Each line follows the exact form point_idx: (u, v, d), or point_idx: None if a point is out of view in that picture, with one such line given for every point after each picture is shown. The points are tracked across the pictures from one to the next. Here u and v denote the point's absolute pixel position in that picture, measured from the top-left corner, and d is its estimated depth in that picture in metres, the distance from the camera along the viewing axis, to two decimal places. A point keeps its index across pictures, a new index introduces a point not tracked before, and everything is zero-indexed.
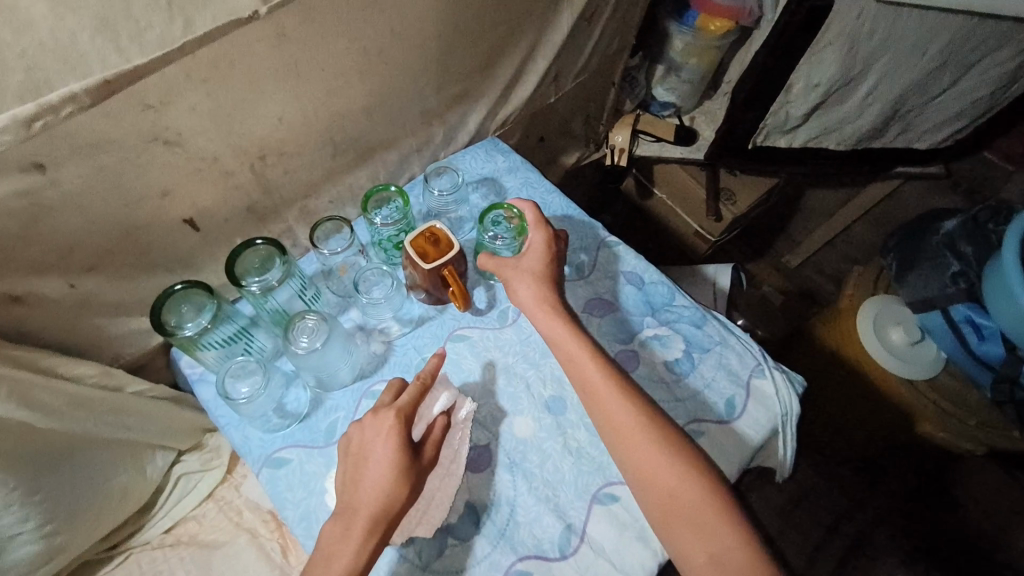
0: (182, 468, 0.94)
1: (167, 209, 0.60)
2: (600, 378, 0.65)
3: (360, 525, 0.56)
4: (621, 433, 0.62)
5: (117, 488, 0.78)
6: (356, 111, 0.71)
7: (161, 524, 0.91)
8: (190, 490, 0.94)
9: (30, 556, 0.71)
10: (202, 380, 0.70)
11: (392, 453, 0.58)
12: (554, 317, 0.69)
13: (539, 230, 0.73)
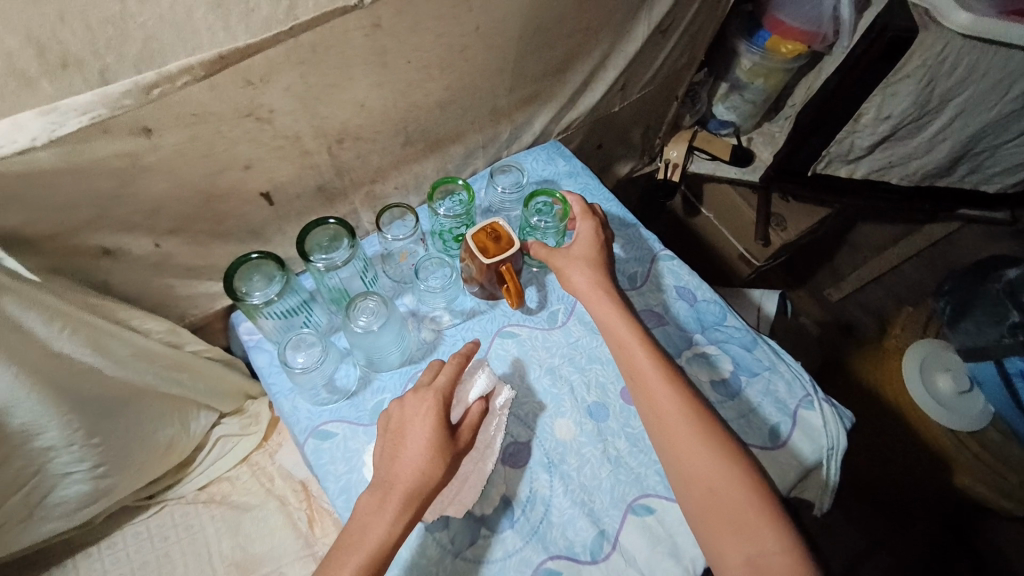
0: (221, 430, 0.96)
1: (248, 181, 0.62)
2: (648, 368, 0.65)
3: (397, 491, 0.57)
4: (664, 427, 0.62)
5: (163, 440, 0.82)
6: (432, 103, 0.73)
7: (197, 482, 0.94)
8: (227, 452, 0.96)
9: (80, 494, 0.76)
10: (259, 346, 0.73)
11: (430, 431, 0.60)
12: (606, 302, 0.70)
13: (585, 219, 0.75)
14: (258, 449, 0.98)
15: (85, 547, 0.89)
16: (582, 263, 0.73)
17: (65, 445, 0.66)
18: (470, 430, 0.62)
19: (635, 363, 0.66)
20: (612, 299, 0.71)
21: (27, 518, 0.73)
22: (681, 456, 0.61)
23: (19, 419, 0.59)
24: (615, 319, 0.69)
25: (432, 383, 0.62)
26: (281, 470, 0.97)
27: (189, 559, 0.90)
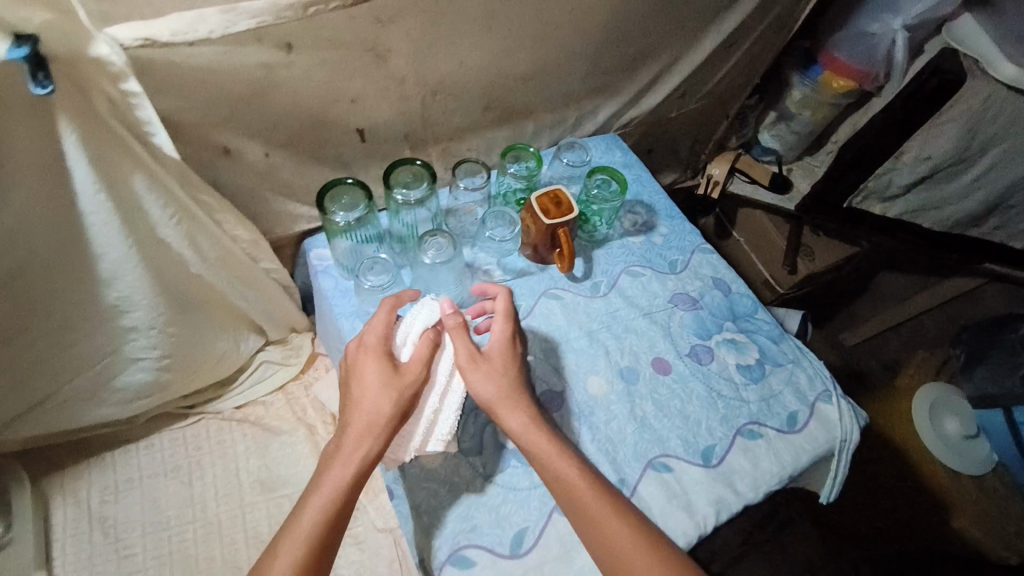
0: (265, 356, 1.00)
1: (351, 114, 0.69)
2: (551, 449, 0.61)
3: (347, 463, 0.57)
4: (574, 499, 0.59)
5: (217, 351, 0.88)
6: (517, 75, 0.80)
7: (236, 400, 0.99)
8: (266, 378, 1.01)
9: (141, 384, 0.82)
10: (325, 272, 0.78)
11: (379, 378, 0.60)
12: (517, 408, 0.62)
13: (502, 322, 0.66)
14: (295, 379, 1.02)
15: (126, 443, 0.95)
16: (491, 371, 0.63)
17: (143, 329, 0.73)
18: (418, 368, 0.62)
19: (533, 426, 0.62)
20: (516, 377, 0.64)
21: (90, 398, 0.80)
22: (593, 522, 0.57)
23: (116, 291, 0.67)
24: (514, 402, 0.63)
25: (370, 336, 0.62)
26: (314, 401, 1.01)
27: (219, 470, 0.95)
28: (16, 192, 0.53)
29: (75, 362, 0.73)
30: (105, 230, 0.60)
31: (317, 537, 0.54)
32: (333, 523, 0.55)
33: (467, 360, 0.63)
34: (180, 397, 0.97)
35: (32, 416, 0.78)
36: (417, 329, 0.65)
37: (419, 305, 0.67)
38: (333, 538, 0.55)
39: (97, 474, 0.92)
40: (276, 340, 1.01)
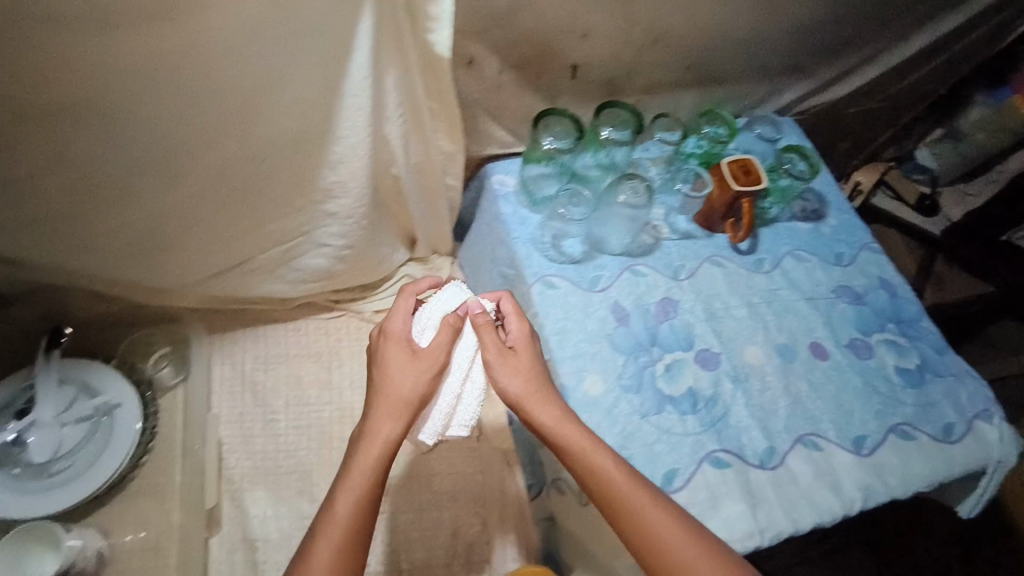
0: (409, 271, 1.06)
1: (577, 47, 0.73)
2: (586, 444, 0.59)
3: (373, 448, 0.58)
4: (608, 498, 0.57)
5: (380, 254, 0.93)
6: (728, 38, 0.81)
7: (376, 305, 1.05)
8: (406, 291, 1.06)
9: (316, 269, 0.88)
10: (506, 198, 0.82)
11: (405, 360, 0.62)
12: (546, 403, 0.61)
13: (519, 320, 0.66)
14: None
15: (277, 322, 1.03)
16: (520, 366, 0.63)
17: (341, 216, 0.79)
18: (439, 351, 0.63)
19: (561, 418, 0.61)
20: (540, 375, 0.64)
21: (271, 271, 0.87)
22: (634, 525, 0.56)
23: (336, 172, 0.72)
24: (540, 396, 0.62)
25: (394, 323, 0.64)
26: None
27: (356, 364, 1.02)
28: (293, 58, 0.59)
29: (274, 236, 0.80)
30: (353, 113, 0.65)
31: (354, 524, 0.55)
32: (368, 508, 0.56)
33: (494, 358, 0.63)
34: (329, 292, 1.04)
35: (223, 277, 0.86)
36: (442, 310, 0.67)
37: (440, 292, 0.69)
38: (368, 525, 0.56)
39: (252, 344, 1.01)
40: (420, 259, 1.06)
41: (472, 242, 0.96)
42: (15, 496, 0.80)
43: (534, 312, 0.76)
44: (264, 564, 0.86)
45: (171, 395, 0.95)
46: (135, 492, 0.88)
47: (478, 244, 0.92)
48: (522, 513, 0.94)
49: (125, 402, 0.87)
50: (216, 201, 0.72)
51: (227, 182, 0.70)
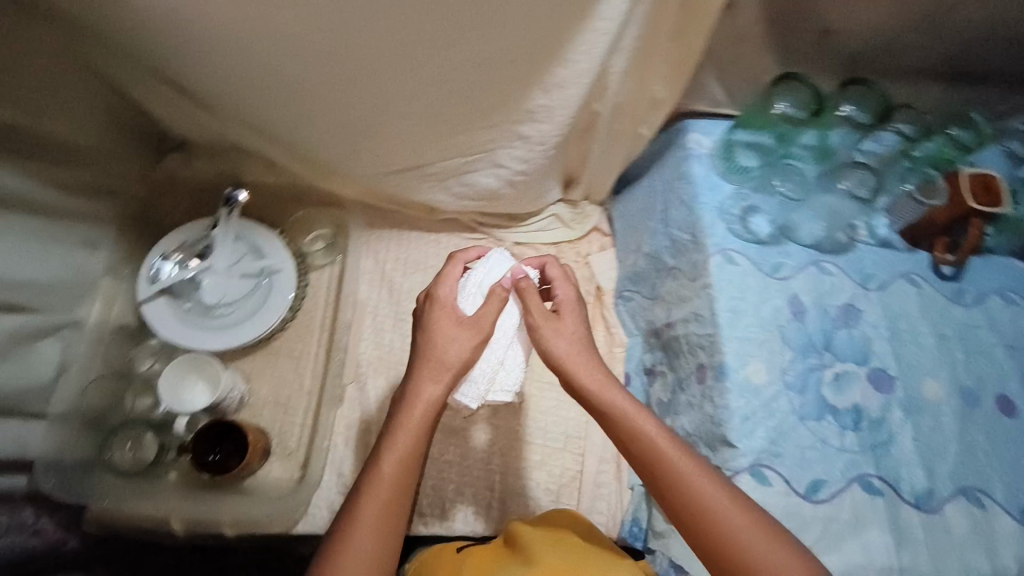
0: (557, 210, 1.03)
1: (845, 10, 0.66)
2: (628, 406, 0.60)
3: (416, 411, 0.62)
4: (652, 459, 0.57)
5: (545, 186, 0.92)
6: (1018, 33, 0.70)
7: (518, 237, 1.05)
8: (549, 229, 1.05)
9: (486, 187, 0.89)
10: (700, 157, 0.76)
11: (454, 325, 0.64)
12: (586, 369, 0.62)
13: (566, 285, 0.67)
14: (571, 242, 1.06)
15: (422, 231, 1.04)
16: (563, 334, 0.64)
17: (530, 141, 0.77)
18: (487, 317, 0.65)
19: (604, 382, 0.62)
20: (587, 345, 0.65)
21: (440, 179, 0.88)
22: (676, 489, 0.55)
23: (548, 97, 0.69)
24: (584, 361, 0.63)
25: (442, 291, 0.66)
26: (585, 266, 1.04)
27: None
28: None
29: (463, 147, 0.80)
30: (596, 38, 0.60)
31: (396, 486, 0.60)
32: (410, 466, 0.61)
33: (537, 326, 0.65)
34: (476, 213, 1.03)
35: (396, 174, 0.88)
36: (490, 278, 0.69)
37: (489, 258, 0.70)
38: (409, 483, 0.61)
39: (394, 245, 1.03)
40: (570, 202, 1.04)
41: (636, 196, 0.92)
42: (185, 329, 0.89)
43: (709, 283, 0.72)
44: None
45: (319, 273, 1.00)
46: (277, 351, 0.96)
47: (647, 199, 0.89)
48: (618, 473, 0.94)
49: (283, 268, 0.94)
50: (419, 106, 0.71)
51: (437, 91, 0.69)
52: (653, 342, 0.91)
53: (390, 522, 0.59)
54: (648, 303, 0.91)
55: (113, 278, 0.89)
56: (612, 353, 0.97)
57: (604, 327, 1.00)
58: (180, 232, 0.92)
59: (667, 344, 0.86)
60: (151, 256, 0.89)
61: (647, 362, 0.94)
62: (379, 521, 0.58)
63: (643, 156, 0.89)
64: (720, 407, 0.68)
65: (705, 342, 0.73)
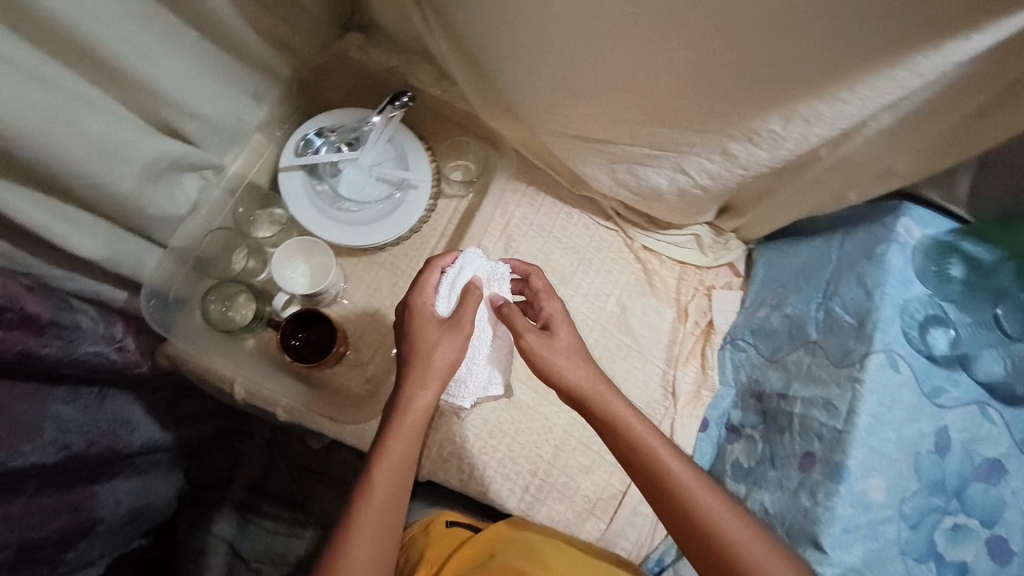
0: (699, 231, 0.98)
1: None
2: (627, 410, 0.66)
3: (404, 422, 0.68)
4: (640, 458, 0.64)
5: (708, 207, 0.86)
6: None
7: (648, 243, 1.00)
8: (682, 247, 1.00)
9: (653, 187, 0.84)
10: (902, 246, 0.71)
11: (436, 331, 0.70)
12: (582, 377, 0.68)
13: (552, 297, 0.74)
14: (698, 267, 1.00)
15: (557, 201, 1.01)
16: (560, 349, 0.69)
17: (734, 160, 0.72)
18: (464, 321, 0.71)
19: (603, 390, 0.68)
20: (585, 360, 0.69)
21: (614, 161, 0.83)
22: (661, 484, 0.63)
23: (785, 126, 0.64)
24: (586, 371, 0.68)
25: (418, 300, 0.72)
26: (703, 297, 0.98)
27: (598, 280, 1.00)
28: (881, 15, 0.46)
29: (659, 139, 0.75)
30: (888, 88, 0.54)
31: (387, 497, 0.65)
32: (401, 472, 0.66)
33: (541, 358, 0.69)
34: (618, 202, 0.99)
35: (571, 138, 0.84)
36: (463, 278, 0.74)
37: (462, 263, 0.75)
38: (400, 490, 0.66)
39: (526, 206, 1.00)
40: (716, 228, 0.98)
41: (798, 252, 0.86)
42: (313, 210, 0.89)
43: (860, 379, 0.67)
44: None
45: (449, 202, 0.98)
46: (380, 264, 0.94)
47: (814, 260, 0.83)
48: None
49: (420, 186, 0.91)
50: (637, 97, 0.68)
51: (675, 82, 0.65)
52: (750, 402, 0.87)
53: (386, 524, 0.64)
54: (763, 364, 0.87)
55: (265, 136, 0.88)
56: (698, 395, 0.94)
57: (698, 365, 0.96)
58: (338, 115, 0.90)
59: (770, 412, 0.81)
60: (304, 128, 0.88)
61: (733, 417, 0.91)
62: (375, 525, 0.64)
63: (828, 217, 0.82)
64: (823, 506, 0.65)
65: (829, 435, 0.69)
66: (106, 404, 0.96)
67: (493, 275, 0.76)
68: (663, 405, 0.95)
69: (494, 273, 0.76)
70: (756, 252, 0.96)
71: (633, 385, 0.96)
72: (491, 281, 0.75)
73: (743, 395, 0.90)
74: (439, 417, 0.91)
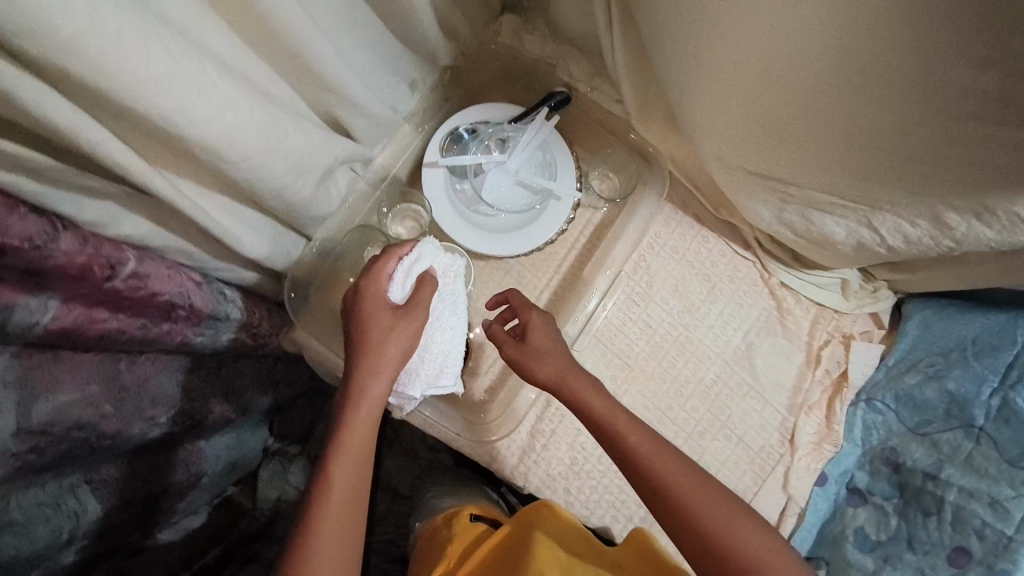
0: (847, 275, 0.90)
1: None
2: (614, 409, 0.69)
3: (361, 411, 0.70)
4: (623, 452, 0.67)
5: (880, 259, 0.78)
6: None
7: (789, 280, 0.93)
8: (821, 288, 0.92)
9: (827, 236, 0.77)
10: None
11: (389, 318, 0.72)
12: (560, 369, 0.71)
13: (525, 310, 0.75)
14: (837, 312, 0.92)
15: (696, 222, 0.94)
16: (541, 347, 0.72)
17: (946, 231, 0.64)
18: (418, 308, 0.73)
19: (596, 389, 0.70)
20: (562, 347, 0.73)
21: (786, 203, 0.76)
22: (644, 472, 0.66)
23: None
24: (577, 371, 0.71)
25: (370, 288, 0.72)
26: (839, 345, 0.91)
27: (726, 312, 0.94)
28: None
29: (860, 196, 0.67)
30: None
31: (349, 483, 0.68)
32: (358, 457, 0.69)
33: (519, 356, 0.73)
34: (764, 233, 0.91)
35: (743, 173, 0.75)
36: (420, 265, 0.75)
37: (417, 252, 0.76)
38: (361, 475, 0.69)
39: (662, 223, 0.93)
40: (868, 274, 0.91)
41: (969, 322, 0.80)
42: (452, 211, 0.85)
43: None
44: (552, 410, 0.90)
45: (583, 211, 0.92)
46: (507, 270, 0.91)
47: (990, 335, 0.78)
48: None
49: (563, 199, 0.86)
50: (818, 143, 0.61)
51: (907, 153, 0.57)
52: (880, 469, 0.83)
53: (352, 507, 0.68)
54: (904, 433, 0.82)
55: (413, 127, 0.84)
56: (818, 449, 0.87)
57: (822, 416, 0.89)
58: (489, 110, 0.85)
59: (909, 487, 0.79)
60: (454, 121, 0.84)
61: (857, 479, 0.85)
62: (343, 507, 0.67)
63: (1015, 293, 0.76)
64: None
65: (992, 536, 0.70)
66: (228, 368, 0.94)
67: (451, 268, 0.79)
68: (778, 451, 0.90)
69: (449, 266, 0.79)
70: (909, 308, 0.87)
71: (748, 426, 0.91)
72: (445, 273, 0.79)
73: (872, 458, 0.85)
74: (550, 436, 0.89)
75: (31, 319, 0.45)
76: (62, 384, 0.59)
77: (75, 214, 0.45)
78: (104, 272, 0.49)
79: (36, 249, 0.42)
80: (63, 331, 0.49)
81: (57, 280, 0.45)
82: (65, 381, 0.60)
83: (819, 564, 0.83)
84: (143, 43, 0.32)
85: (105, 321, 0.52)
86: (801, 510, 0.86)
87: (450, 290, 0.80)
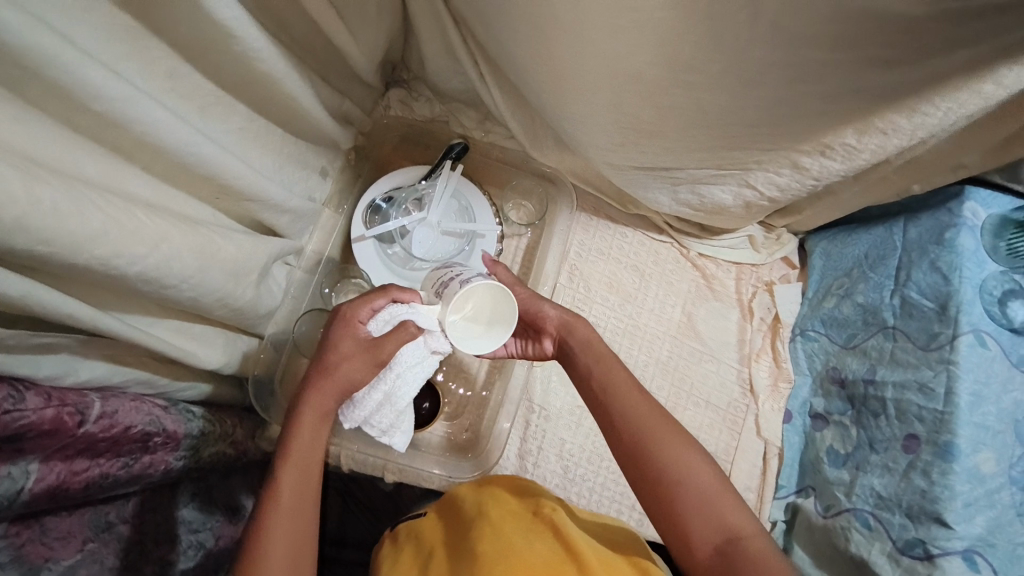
0: (754, 231, 0.99)
1: None
2: (604, 354, 0.72)
3: (310, 415, 0.65)
4: (605, 390, 0.70)
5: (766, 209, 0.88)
6: None
7: (704, 250, 1.02)
8: (735, 248, 1.01)
9: (718, 202, 0.87)
10: (971, 229, 0.78)
11: (353, 344, 0.65)
12: (579, 325, 0.74)
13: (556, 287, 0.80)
14: (754, 265, 1.02)
15: (610, 221, 1.04)
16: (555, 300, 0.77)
17: (805, 172, 0.74)
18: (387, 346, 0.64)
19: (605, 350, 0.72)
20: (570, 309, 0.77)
21: (677, 185, 0.85)
22: (620, 405, 0.68)
23: (860, 139, 0.65)
24: (583, 326, 0.74)
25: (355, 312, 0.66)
26: (764, 293, 1.01)
27: (660, 292, 1.02)
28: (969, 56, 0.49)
29: (732, 163, 0.76)
30: (971, 100, 0.56)
31: (298, 481, 0.64)
32: (311, 454, 0.65)
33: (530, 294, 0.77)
34: (670, 216, 1.00)
35: (634, 170, 0.84)
36: (406, 315, 0.66)
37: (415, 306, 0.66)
38: (311, 479, 0.65)
39: (582, 230, 1.03)
40: (767, 225, 1.00)
41: (858, 241, 0.91)
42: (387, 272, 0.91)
43: (954, 361, 0.75)
44: (533, 429, 0.95)
45: (508, 239, 1.00)
46: None
47: (876, 248, 0.88)
48: (760, 503, 0.91)
49: (486, 236, 0.94)
50: (678, 133, 0.71)
51: (746, 125, 0.67)
52: (830, 389, 0.91)
53: (303, 508, 0.63)
54: (839, 351, 0.91)
55: (334, 209, 0.92)
56: (776, 389, 0.96)
57: (770, 359, 0.98)
58: (400, 175, 0.93)
59: (857, 397, 0.86)
60: (371, 194, 0.91)
61: (815, 405, 0.94)
62: (293, 508, 0.63)
63: (880, 208, 0.89)
64: (941, 485, 0.72)
65: (929, 416, 0.76)
66: (227, 483, 0.87)
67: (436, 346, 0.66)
68: (744, 403, 0.97)
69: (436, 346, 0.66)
70: (810, 243, 0.99)
71: (711, 388, 0.98)
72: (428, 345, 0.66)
73: (822, 381, 0.93)
74: (538, 453, 0.94)
75: (16, 487, 0.47)
76: (59, 552, 0.56)
77: (35, 372, 0.48)
78: (76, 420, 0.51)
79: (7, 415, 0.44)
80: (47, 491, 0.50)
81: (34, 442, 0.47)
82: (62, 547, 0.56)
83: (808, 493, 0.90)
84: (79, 209, 0.38)
85: (86, 471, 0.54)
86: (779, 449, 0.94)
87: (428, 356, 0.67)
